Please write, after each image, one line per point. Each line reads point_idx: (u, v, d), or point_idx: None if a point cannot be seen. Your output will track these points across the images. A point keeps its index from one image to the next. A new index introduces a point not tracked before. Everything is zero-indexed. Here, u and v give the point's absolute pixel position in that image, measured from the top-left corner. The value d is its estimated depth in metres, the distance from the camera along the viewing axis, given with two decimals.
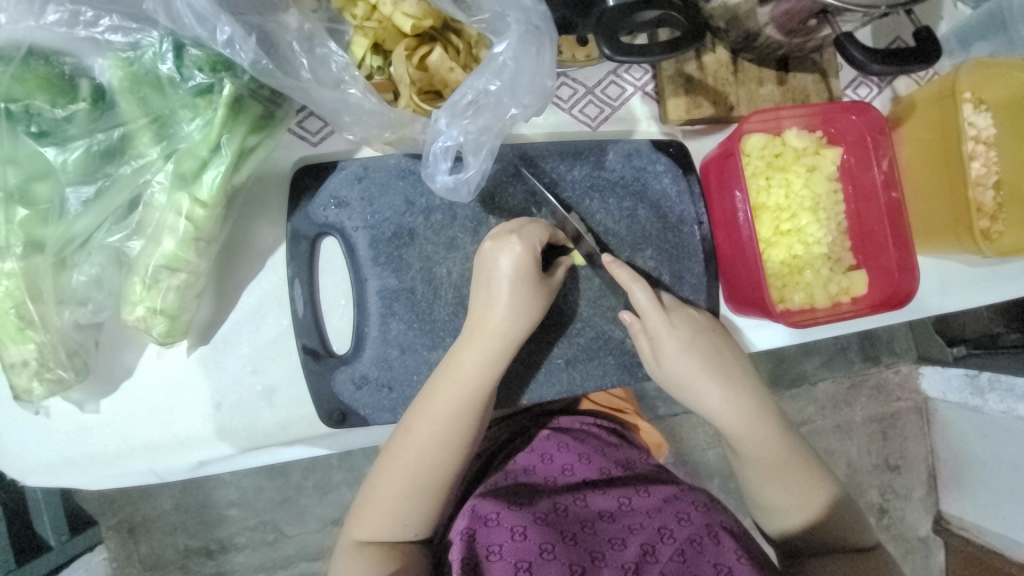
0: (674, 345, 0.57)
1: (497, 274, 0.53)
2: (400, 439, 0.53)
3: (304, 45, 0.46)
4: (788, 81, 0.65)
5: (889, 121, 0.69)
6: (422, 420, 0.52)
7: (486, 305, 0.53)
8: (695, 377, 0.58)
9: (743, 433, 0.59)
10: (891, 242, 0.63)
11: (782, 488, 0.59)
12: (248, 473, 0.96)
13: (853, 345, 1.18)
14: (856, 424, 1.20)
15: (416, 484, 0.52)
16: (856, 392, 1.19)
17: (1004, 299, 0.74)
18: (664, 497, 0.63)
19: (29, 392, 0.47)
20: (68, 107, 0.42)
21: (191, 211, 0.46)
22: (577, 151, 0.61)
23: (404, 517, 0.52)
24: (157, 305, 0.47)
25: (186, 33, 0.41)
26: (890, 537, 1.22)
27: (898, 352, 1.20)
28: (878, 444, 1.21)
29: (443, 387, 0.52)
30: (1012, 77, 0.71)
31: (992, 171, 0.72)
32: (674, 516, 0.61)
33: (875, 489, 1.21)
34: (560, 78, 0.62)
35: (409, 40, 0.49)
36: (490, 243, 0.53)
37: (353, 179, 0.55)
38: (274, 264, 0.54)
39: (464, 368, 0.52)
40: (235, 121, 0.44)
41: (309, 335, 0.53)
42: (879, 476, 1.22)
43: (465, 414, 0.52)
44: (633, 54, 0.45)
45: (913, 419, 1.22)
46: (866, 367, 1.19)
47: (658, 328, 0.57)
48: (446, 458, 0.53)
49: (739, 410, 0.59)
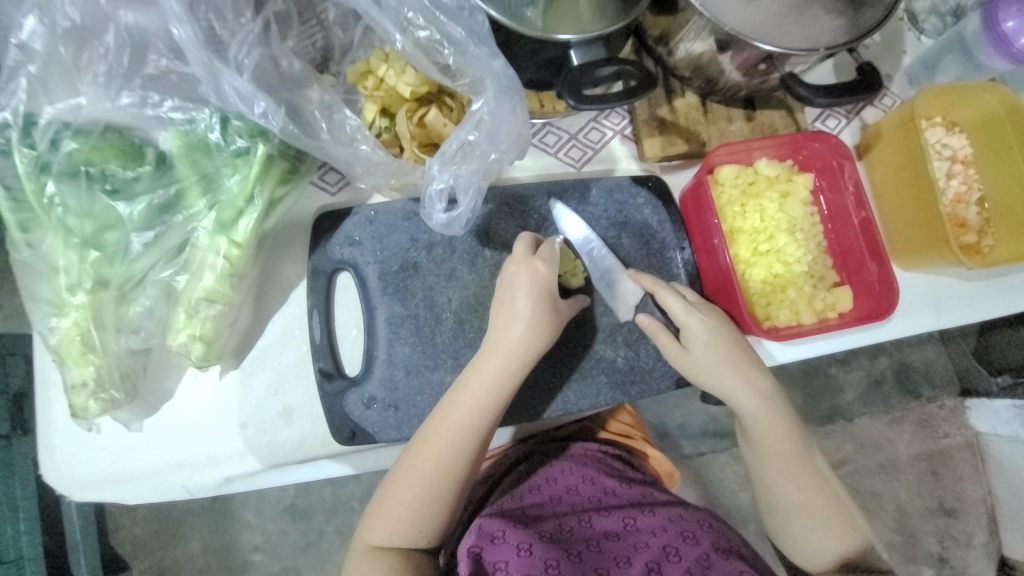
0: (707, 338, 0.61)
1: (518, 288, 0.58)
2: (417, 445, 0.56)
3: (324, 114, 0.56)
4: (756, 118, 0.71)
5: (860, 148, 0.74)
6: (439, 428, 0.56)
7: (505, 321, 0.58)
8: (725, 377, 0.61)
9: (782, 455, 0.61)
10: (869, 257, 0.66)
11: (800, 489, 0.61)
12: (274, 516, 1.01)
13: (888, 377, 1.22)
14: (902, 463, 1.23)
15: (431, 492, 0.55)
16: (899, 428, 1.22)
17: (1003, 313, 0.74)
18: (669, 516, 0.64)
19: (85, 409, 0.54)
20: (137, 169, 0.52)
21: (228, 251, 0.54)
22: (563, 189, 0.68)
23: (417, 522, 0.55)
24: (197, 331, 0.55)
25: (230, 108, 0.51)
26: None
27: (939, 385, 1.23)
28: (928, 484, 1.23)
29: (463, 397, 0.56)
30: (982, 100, 0.75)
31: (975, 188, 0.75)
32: (679, 535, 0.61)
33: (931, 537, 1.23)
34: (546, 127, 0.71)
35: (409, 104, 0.58)
36: (512, 266, 0.59)
37: (364, 222, 0.63)
38: (295, 297, 0.62)
39: (481, 379, 0.57)
40: (267, 175, 0.54)
41: (323, 359, 0.59)
42: (934, 520, 1.23)
43: (480, 424, 0.56)
44: (594, 103, 0.52)
45: (960, 455, 1.24)
46: (904, 401, 1.22)
47: (695, 335, 0.61)
48: (460, 467, 0.56)
49: (769, 409, 0.61)
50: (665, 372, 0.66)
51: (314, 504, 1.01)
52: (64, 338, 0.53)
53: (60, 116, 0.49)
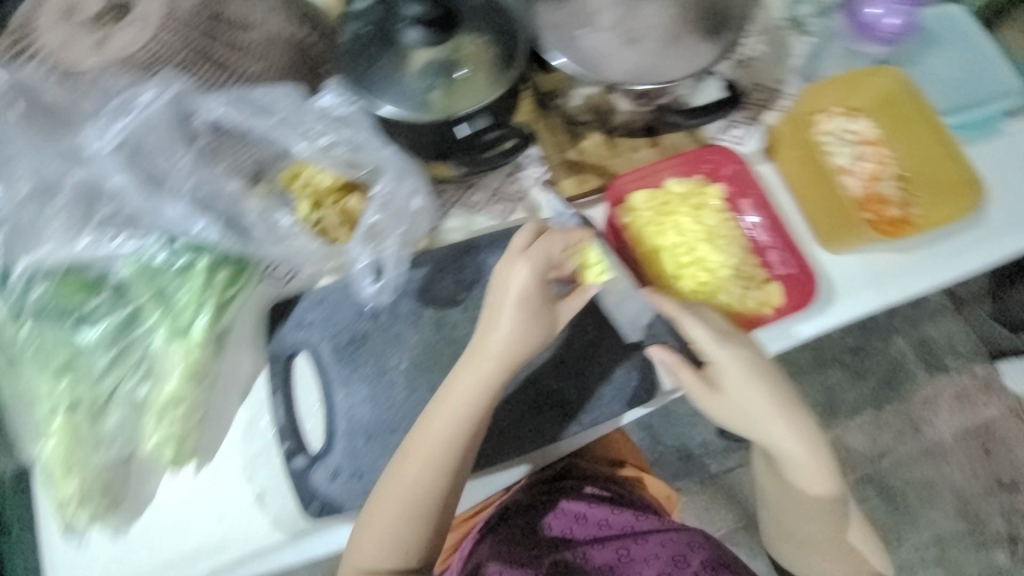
0: (752, 377, 0.62)
1: (507, 294, 0.59)
2: (396, 466, 0.58)
3: (260, 218, 0.63)
4: (660, 142, 0.77)
5: (767, 151, 0.79)
6: (428, 433, 0.58)
7: (488, 328, 0.59)
8: (739, 413, 0.63)
9: (805, 496, 0.65)
10: (787, 251, 0.71)
11: (808, 510, 0.67)
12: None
13: (909, 356, 1.39)
14: (949, 445, 1.35)
15: (417, 496, 0.57)
16: (933, 406, 1.37)
17: (952, 278, 0.75)
18: (660, 540, 0.72)
19: (74, 522, 0.59)
20: (98, 298, 0.60)
21: (186, 355, 0.60)
22: (491, 241, 0.73)
23: (401, 546, 0.57)
24: (166, 433, 0.61)
25: (174, 230, 0.60)
26: None
27: (965, 355, 1.39)
28: (981, 461, 1.34)
29: (442, 417, 0.58)
30: (878, 83, 0.77)
31: (890, 165, 0.77)
32: (670, 560, 0.71)
33: (1000, 519, 1.32)
34: (471, 188, 0.77)
35: (335, 195, 0.66)
36: (504, 266, 0.60)
37: (313, 304, 0.68)
38: (257, 386, 0.67)
39: (469, 382, 0.58)
40: (212, 283, 0.61)
41: (288, 439, 0.63)
42: (998, 502, 1.33)
43: (455, 444, 0.57)
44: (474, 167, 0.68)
45: (1011, 423, 1.36)
46: (933, 377, 1.38)
47: (736, 375, 0.62)
48: (446, 472, 0.57)
49: (797, 447, 0.62)
50: (619, 396, 0.68)
51: None
52: (49, 460, 0.58)
53: (29, 268, 0.58)
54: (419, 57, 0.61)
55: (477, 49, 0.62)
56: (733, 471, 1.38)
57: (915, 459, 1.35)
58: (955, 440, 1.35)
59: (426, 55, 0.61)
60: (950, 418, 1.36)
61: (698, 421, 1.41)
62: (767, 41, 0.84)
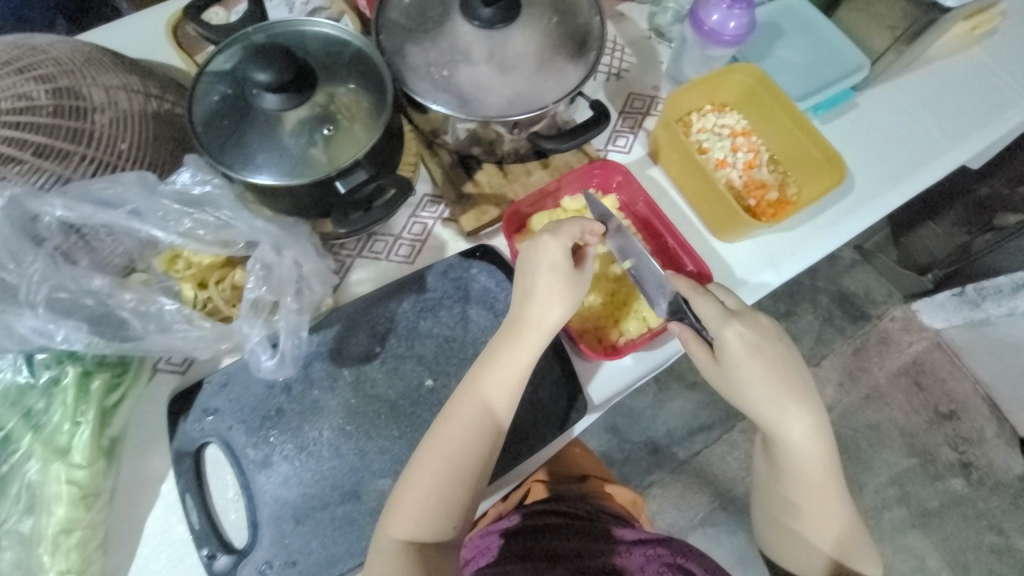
0: (739, 355, 0.63)
1: (537, 253, 0.63)
2: (440, 425, 0.59)
3: (138, 310, 0.59)
4: (551, 162, 0.79)
5: (652, 156, 0.83)
6: (457, 414, 0.59)
7: (547, 286, 0.62)
8: (751, 387, 0.64)
9: (795, 478, 0.67)
10: (682, 251, 0.74)
11: (803, 490, 0.67)
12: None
13: (836, 311, 1.49)
14: (886, 387, 1.45)
15: (455, 475, 0.57)
16: (864, 354, 1.47)
17: (836, 245, 0.81)
18: (645, 553, 0.73)
19: None
20: None
21: (72, 475, 0.55)
22: (400, 287, 0.72)
23: (444, 509, 0.56)
24: (64, 568, 0.54)
25: (33, 345, 0.55)
26: (980, 484, 1.40)
27: (882, 300, 1.50)
28: (918, 396, 1.45)
29: (503, 366, 0.60)
30: (738, 79, 0.83)
31: (762, 152, 0.83)
32: (655, 572, 0.71)
33: (946, 446, 1.43)
34: (372, 237, 0.76)
35: (219, 272, 0.63)
36: (543, 232, 0.63)
37: (217, 388, 0.64)
38: (165, 491, 0.61)
39: (499, 354, 0.60)
40: (88, 392, 0.56)
41: (207, 542, 0.59)
42: (940, 431, 1.43)
43: (510, 396, 0.59)
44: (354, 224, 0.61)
45: (936, 355, 1.48)
46: (860, 327, 1.48)
47: (735, 360, 0.63)
48: (480, 449, 0.58)
49: (807, 415, 0.65)
50: (551, 420, 0.69)
51: None
52: None
53: None
54: (291, 118, 0.60)
55: (354, 100, 0.63)
56: (702, 454, 1.41)
57: (860, 408, 1.43)
58: (890, 381, 1.45)
59: (297, 116, 0.60)
60: (883, 362, 1.46)
61: (660, 413, 1.44)
62: (637, 53, 0.89)
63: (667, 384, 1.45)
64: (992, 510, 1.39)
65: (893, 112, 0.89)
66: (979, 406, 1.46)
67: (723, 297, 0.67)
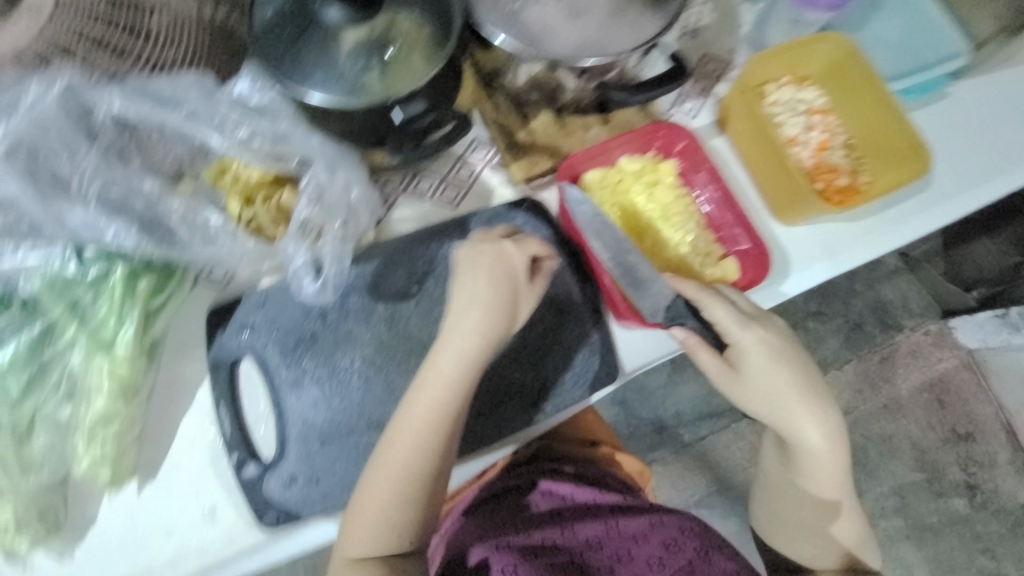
0: (756, 357, 0.63)
1: (452, 284, 0.59)
2: (388, 438, 0.57)
3: (186, 219, 0.58)
4: (611, 119, 0.75)
5: (720, 123, 0.78)
6: (399, 430, 0.57)
7: (451, 317, 0.58)
8: (766, 393, 0.63)
9: (808, 482, 0.66)
10: (740, 227, 0.70)
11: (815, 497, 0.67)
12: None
13: (867, 318, 1.44)
14: (904, 400, 1.41)
15: (403, 489, 0.56)
16: (890, 364, 1.42)
17: (900, 244, 0.76)
18: (650, 524, 0.73)
19: (15, 547, 0.56)
20: (3, 316, 0.55)
21: (113, 369, 0.56)
22: (443, 229, 0.70)
23: (393, 527, 0.57)
24: (98, 454, 0.57)
25: (83, 239, 0.54)
26: (989, 513, 1.38)
27: (917, 312, 1.44)
28: (937, 413, 1.41)
29: (439, 384, 0.57)
30: (825, 50, 0.77)
31: (839, 133, 0.78)
32: (661, 544, 0.71)
33: (956, 466, 1.40)
34: (417, 176, 0.74)
35: (266, 190, 0.62)
36: (470, 252, 0.59)
37: (256, 306, 0.65)
38: (200, 397, 0.63)
39: (441, 368, 0.57)
40: (133, 291, 0.57)
41: (238, 449, 0.61)
42: (953, 450, 1.40)
43: (449, 409, 0.56)
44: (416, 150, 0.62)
45: (965, 376, 1.43)
46: (889, 336, 1.43)
47: (756, 368, 0.63)
48: (424, 463, 0.56)
49: (828, 423, 0.63)
50: (578, 381, 0.69)
51: None
52: None
53: None
54: (349, 37, 0.56)
55: (416, 27, 0.59)
56: (707, 440, 1.41)
57: (875, 416, 1.40)
58: (912, 395, 1.41)
59: (355, 36, 0.56)
60: (908, 375, 1.42)
61: (671, 395, 1.42)
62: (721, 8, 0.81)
63: (682, 366, 1.44)
64: (990, 535, 1.38)
65: (991, 104, 0.81)
66: (997, 431, 1.41)
67: (739, 301, 0.65)
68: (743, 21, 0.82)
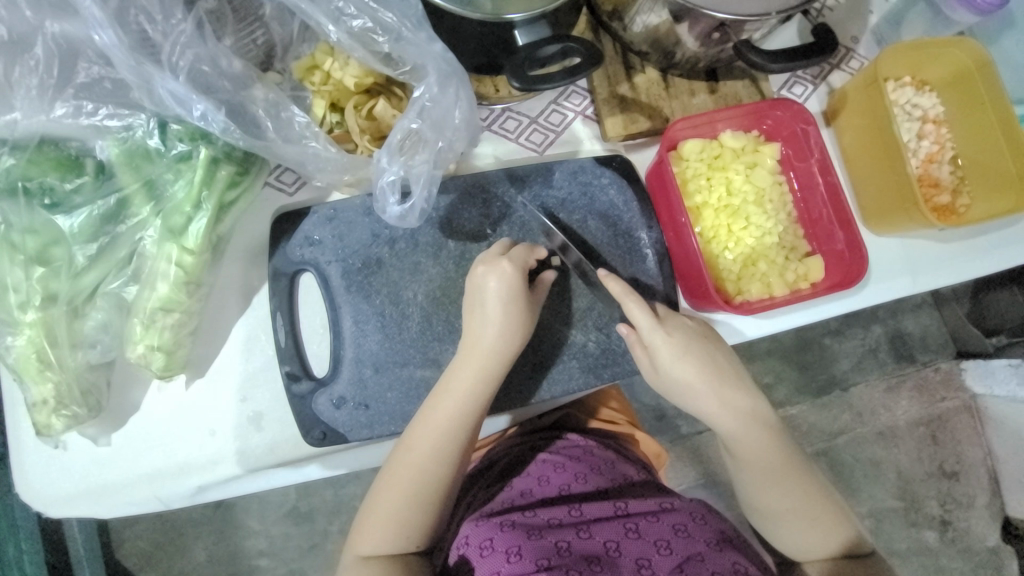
0: (674, 351, 0.60)
1: (481, 296, 0.58)
2: (405, 441, 0.56)
3: (271, 112, 0.54)
4: (719, 89, 0.70)
5: (828, 114, 0.74)
6: (418, 434, 0.56)
7: (478, 324, 0.58)
8: (691, 394, 0.60)
9: (761, 471, 0.61)
10: (836, 226, 0.66)
11: (781, 486, 0.61)
12: (278, 520, 1.07)
13: (882, 345, 1.29)
14: (901, 430, 1.30)
15: (420, 492, 0.55)
16: (896, 393, 1.29)
17: (983, 273, 0.74)
18: (661, 505, 0.62)
19: (50, 426, 0.54)
20: (76, 180, 0.51)
21: (181, 259, 0.54)
22: (525, 174, 0.66)
23: (406, 530, 0.55)
24: (155, 343, 0.55)
25: (169, 112, 0.51)
26: (955, 549, 1.30)
27: (934, 349, 1.31)
28: (929, 449, 1.30)
29: (460, 389, 0.56)
30: (952, 57, 0.71)
31: (947, 147, 0.74)
32: (671, 527, 0.59)
33: (933, 500, 1.31)
34: (505, 112, 0.69)
35: (357, 97, 0.57)
36: (482, 266, 0.58)
37: (324, 221, 0.61)
38: (259, 301, 0.61)
39: (460, 376, 0.57)
40: (212, 179, 0.54)
41: (291, 361, 0.59)
42: (935, 485, 1.31)
43: (472, 412, 0.56)
44: (538, 84, 0.52)
45: (963, 417, 1.31)
46: (901, 366, 1.30)
47: (668, 364, 0.60)
48: (442, 466, 0.55)
49: (749, 403, 0.61)
50: None
51: (316, 506, 1.07)
52: (19, 356, 0.52)
53: None
54: None
55: None
56: None
57: (869, 440, 1.29)
58: (909, 426, 1.29)
59: None
60: (910, 406, 1.30)
61: None
62: None
63: None
64: None
65: None
66: (983, 476, 1.32)
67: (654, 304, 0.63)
68: (874, 11, 0.76)
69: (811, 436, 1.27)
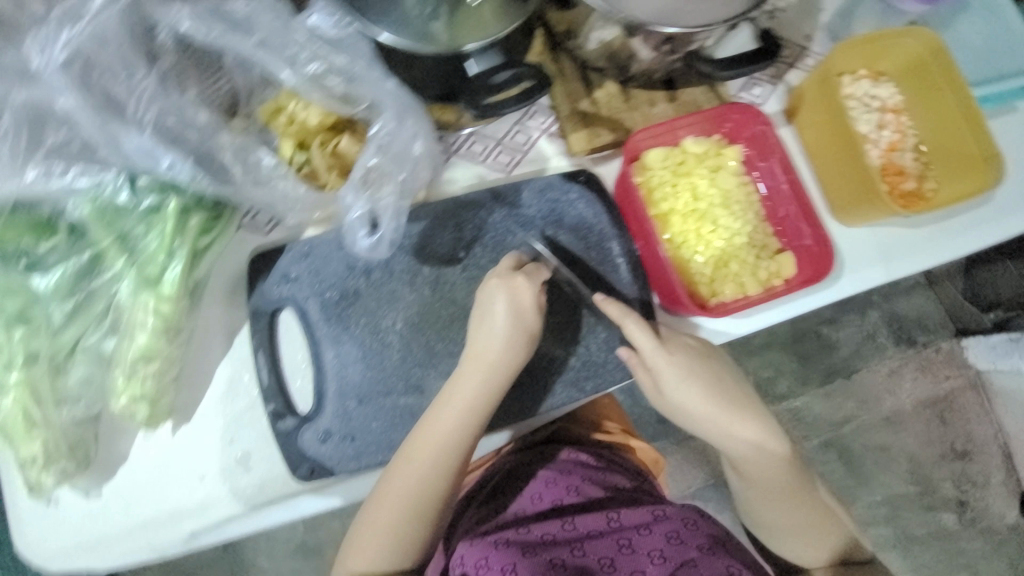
0: (679, 374, 0.60)
1: (487, 310, 0.58)
2: (404, 455, 0.56)
3: (238, 158, 0.56)
4: (678, 97, 0.72)
5: (788, 112, 0.75)
6: (419, 450, 0.56)
7: (484, 337, 0.58)
8: (697, 414, 0.61)
9: (762, 488, 0.62)
10: (802, 221, 0.68)
11: (780, 501, 0.61)
12: (287, 556, 1.06)
13: (882, 330, 1.29)
14: (907, 414, 1.29)
15: (416, 507, 0.55)
16: (897, 377, 1.29)
17: (961, 253, 0.74)
18: (653, 513, 0.62)
19: (40, 483, 0.55)
20: (49, 242, 0.53)
21: (158, 307, 0.55)
22: (495, 195, 0.68)
23: (401, 544, 0.55)
24: (138, 392, 0.56)
25: (136, 166, 0.52)
26: (975, 530, 1.28)
27: (932, 330, 1.30)
28: (937, 431, 1.29)
29: (463, 404, 0.57)
30: (903, 47, 0.73)
31: (909, 134, 0.75)
32: (663, 536, 0.60)
33: (948, 482, 1.29)
34: (471, 137, 0.71)
35: (323, 134, 0.59)
36: (495, 279, 0.58)
37: (299, 257, 0.62)
38: (239, 342, 0.62)
39: (464, 391, 0.57)
40: (183, 228, 0.55)
41: (275, 399, 0.59)
42: (948, 467, 1.29)
43: (474, 427, 0.57)
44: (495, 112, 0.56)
45: (970, 396, 1.30)
46: (901, 350, 1.29)
47: (672, 385, 0.60)
48: (439, 480, 0.56)
49: (761, 423, 0.61)
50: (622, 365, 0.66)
51: (324, 539, 1.07)
52: (6, 418, 0.53)
53: None
54: None
55: None
56: None
57: (875, 427, 1.28)
58: (915, 409, 1.28)
59: None
60: (914, 389, 1.29)
61: None
62: None
63: None
64: None
65: None
66: (997, 453, 1.30)
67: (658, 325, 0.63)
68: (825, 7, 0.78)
69: (815, 427, 1.27)
